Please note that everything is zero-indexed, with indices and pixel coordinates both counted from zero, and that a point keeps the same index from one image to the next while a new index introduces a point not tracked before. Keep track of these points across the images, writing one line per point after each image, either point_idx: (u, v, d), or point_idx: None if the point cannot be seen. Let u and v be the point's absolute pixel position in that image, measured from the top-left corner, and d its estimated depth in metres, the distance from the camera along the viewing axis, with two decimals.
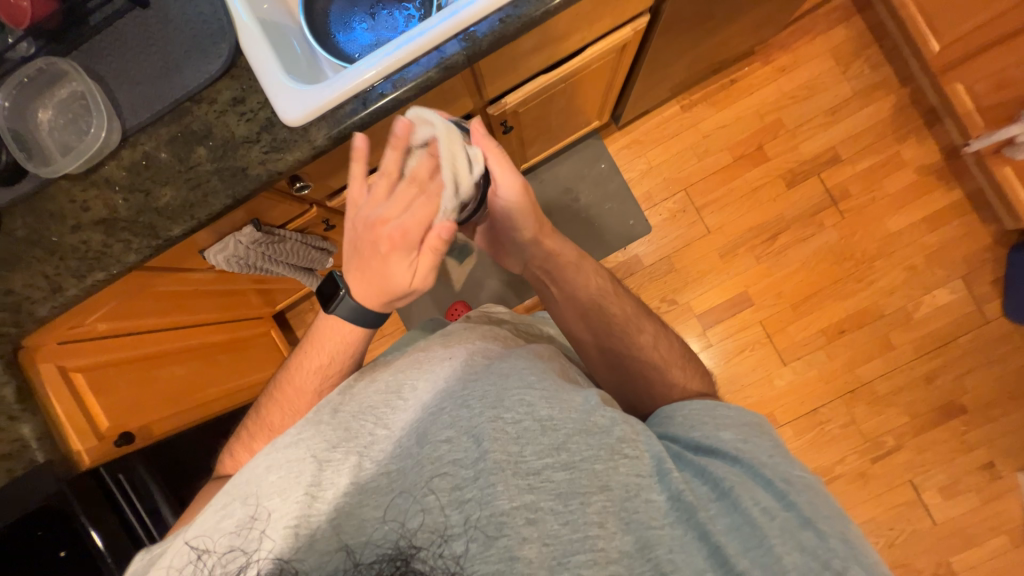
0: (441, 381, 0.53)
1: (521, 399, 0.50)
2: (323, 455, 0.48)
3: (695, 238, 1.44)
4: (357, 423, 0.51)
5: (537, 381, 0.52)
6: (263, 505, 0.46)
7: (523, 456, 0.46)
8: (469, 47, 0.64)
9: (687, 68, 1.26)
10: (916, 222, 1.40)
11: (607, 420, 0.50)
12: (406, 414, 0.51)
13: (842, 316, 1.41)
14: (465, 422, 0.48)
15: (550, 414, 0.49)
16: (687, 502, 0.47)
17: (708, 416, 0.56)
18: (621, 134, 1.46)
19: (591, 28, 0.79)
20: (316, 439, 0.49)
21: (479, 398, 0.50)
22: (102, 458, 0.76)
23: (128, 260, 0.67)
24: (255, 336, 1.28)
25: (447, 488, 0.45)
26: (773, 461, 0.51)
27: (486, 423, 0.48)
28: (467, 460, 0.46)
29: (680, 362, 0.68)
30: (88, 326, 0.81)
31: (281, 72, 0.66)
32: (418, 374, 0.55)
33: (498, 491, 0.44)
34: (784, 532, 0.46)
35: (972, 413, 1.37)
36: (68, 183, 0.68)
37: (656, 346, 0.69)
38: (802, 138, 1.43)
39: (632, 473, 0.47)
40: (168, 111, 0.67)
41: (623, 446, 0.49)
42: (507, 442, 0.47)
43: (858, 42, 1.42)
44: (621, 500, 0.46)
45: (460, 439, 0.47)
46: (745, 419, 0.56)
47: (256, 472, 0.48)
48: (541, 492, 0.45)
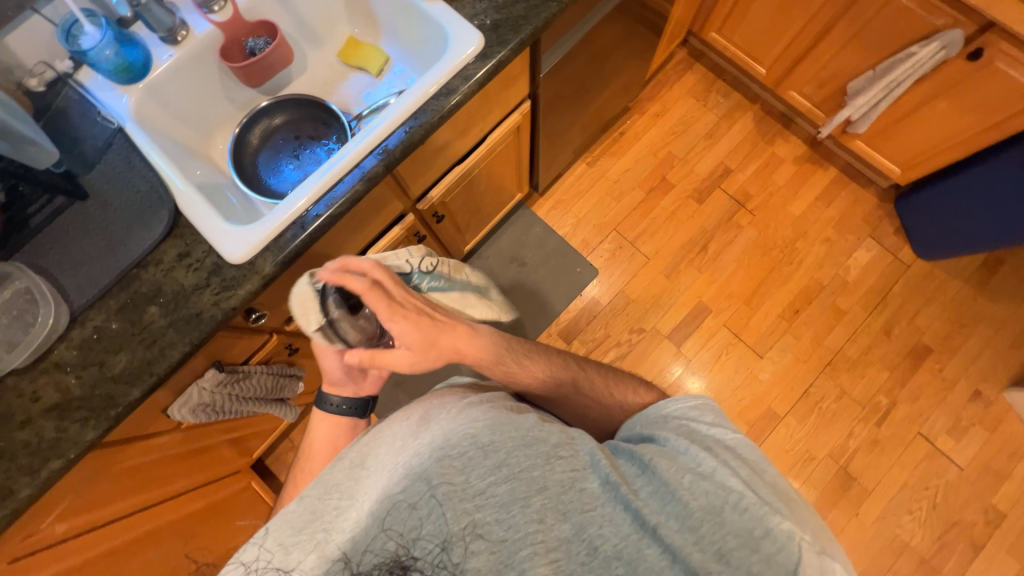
0: (391, 437, 0.53)
1: (462, 431, 0.51)
2: (288, 541, 0.48)
3: (639, 268, 1.56)
4: (318, 498, 0.51)
5: (472, 408, 0.53)
6: None
7: (468, 482, 0.48)
8: (386, 158, 0.74)
9: (580, 132, 1.47)
10: (814, 202, 1.60)
11: (546, 431, 0.52)
12: (363, 479, 0.51)
13: (791, 298, 1.51)
14: (415, 467, 0.49)
15: (491, 438, 0.50)
16: (614, 481, 0.48)
17: (659, 419, 0.59)
18: (545, 199, 1.62)
19: (486, 119, 0.93)
20: (282, 528, 0.49)
21: (424, 442, 0.51)
22: None
23: (86, 438, 0.65)
24: (238, 492, 1.19)
25: (401, 532, 0.46)
26: (708, 435, 0.55)
27: (433, 462, 0.49)
28: (418, 502, 0.47)
29: (621, 380, 0.69)
30: (47, 530, 0.73)
31: (221, 220, 0.72)
32: (382, 443, 0.53)
33: (447, 518, 0.46)
34: (695, 485, 0.49)
35: (938, 349, 1.45)
36: (16, 378, 0.67)
37: (603, 385, 0.68)
38: (694, 162, 1.65)
39: (569, 469, 0.49)
40: (116, 283, 0.70)
41: (560, 448, 0.50)
42: (453, 473, 0.48)
43: (706, 81, 1.73)
44: (557, 495, 0.47)
45: (411, 484, 0.48)
46: (684, 407, 0.59)
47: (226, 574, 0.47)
48: (487, 508, 0.46)
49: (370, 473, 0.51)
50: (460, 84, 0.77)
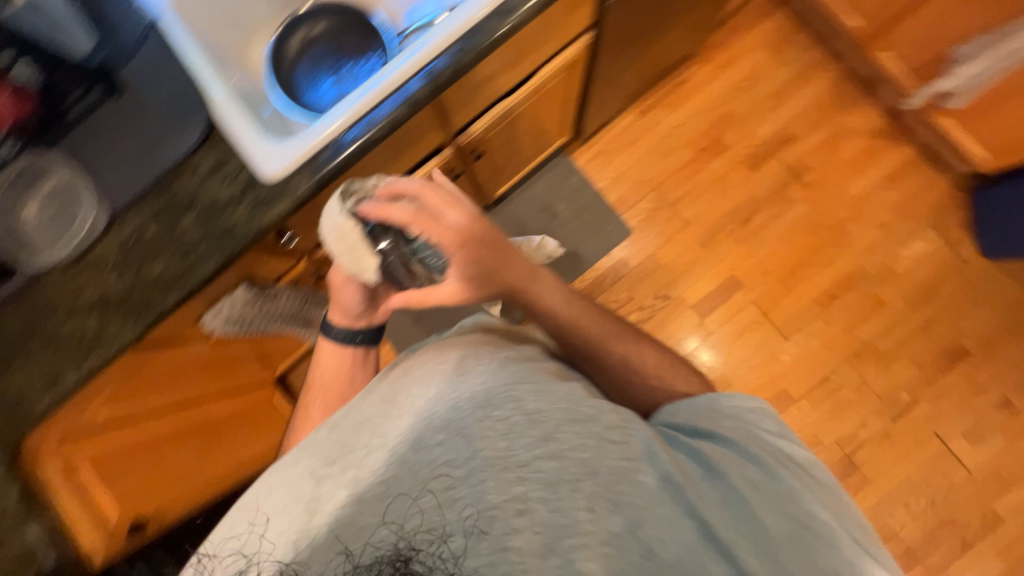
0: (428, 384, 0.52)
1: (508, 395, 0.50)
2: (321, 471, 0.50)
3: (675, 232, 1.49)
4: (352, 432, 0.51)
5: (520, 374, 0.52)
6: (271, 519, 0.48)
7: (511, 451, 0.47)
8: (431, 81, 0.69)
9: (635, 77, 1.35)
10: (878, 182, 1.47)
11: (594, 408, 0.50)
12: (396, 422, 0.50)
13: (830, 283, 1.44)
14: (454, 423, 0.49)
15: (538, 407, 0.49)
16: (676, 482, 0.47)
17: (714, 412, 0.57)
18: (586, 148, 1.53)
19: (541, 50, 0.85)
20: (315, 456, 0.51)
21: (468, 399, 0.50)
22: (112, 551, 0.77)
23: (125, 336, 0.67)
24: (262, 402, 1.26)
25: (438, 490, 0.46)
26: (775, 445, 0.54)
27: (475, 422, 0.48)
28: (458, 460, 0.47)
29: (666, 362, 0.67)
30: (92, 413, 0.79)
31: (257, 132, 0.68)
32: (415, 387, 0.52)
33: (489, 486, 0.46)
34: (767, 498, 0.49)
35: (976, 353, 1.39)
36: (59, 271, 0.68)
37: (639, 353, 0.66)
38: (754, 124, 1.51)
39: (623, 458, 0.48)
40: (153, 187, 0.70)
41: (612, 432, 0.49)
42: (496, 439, 0.48)
43: (784, 31, 1.54)
44: (610, 485, 0.46)
45: (451, 440, 0.48)
46: (746, 408, 0.57)
47: (259, 490, 0.50)
48: (531, 484, 0.46)
49: (406, 419, 0.50)
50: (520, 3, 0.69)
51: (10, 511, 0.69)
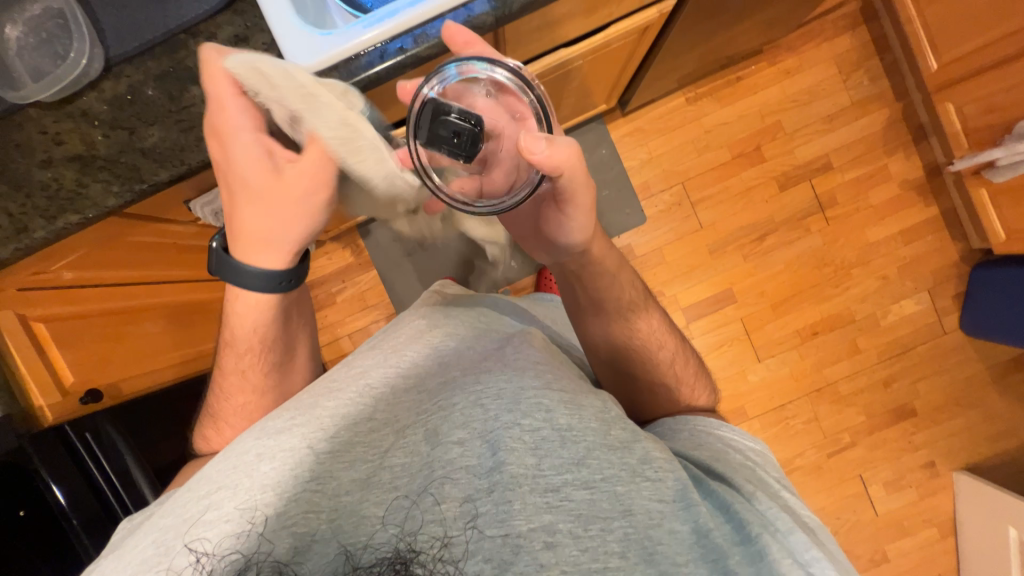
0: (439, 359, 0.51)
1: (539, 403, 0.43)
2: (322, 448, 0.42)
3: (687, 232, 1.46)
4: (354, 407, 0.45)
5: (554, 382, 0.46)
6: (256, 499, 0.38)
7: (542, 471, 0.41)
8: (499, 7, 0.61)
9: (698, 60, 1.25)
10: (893, 234, 1.46)
11: (627, 435, 0.46)
12: (407, 397, 0.47)
13: (816, 319, 1.47)
14: (479, 422, 0.42)
15: (570, 423, 0.44)
16: (714, 542, 0.42)
17: (716, 440, 0.57)
18: (625, 121, 1.45)
19: (619, 4, 0.77)
20: (313, 427, 0.43)
21: (494, 396, 0.44)
22: (66, 414, 0.74)
23: (108, 204, 0.62)
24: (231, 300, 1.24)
25: (456, 498, 0.38)
26: (779, 493, 0.52)
27: (503, 427, 0.42)
28: (479, 468, 0.40)
29: (682, 357, 0.68)
30: (55, 273, 0.74)
31: (292, 12, 0.60)
32: (415, 351, 0.52)
33: (515, 509, 0.38)
34: (785, 550, 0.44)
35: (921, 416, 1.47)
36: (38, 112, 0.61)
37: (648, 325, 0.67)
38: (798, 143, 1.46)
39: (654, 499, 0.43)
40: (161, 44, 0.61)
41: (646, 468, 0.44)
42: (525, 452, 0.41)
43: (860, 53, 1.45)
44: (643, 528, 0.41)
45: (473, 442, 0.41)
46: (746, 446, 0.57)
47: (244, 460, 0.41)
48: (561, 513, 0.40)
49: (423, 407, 0.45)
50: None
51: None
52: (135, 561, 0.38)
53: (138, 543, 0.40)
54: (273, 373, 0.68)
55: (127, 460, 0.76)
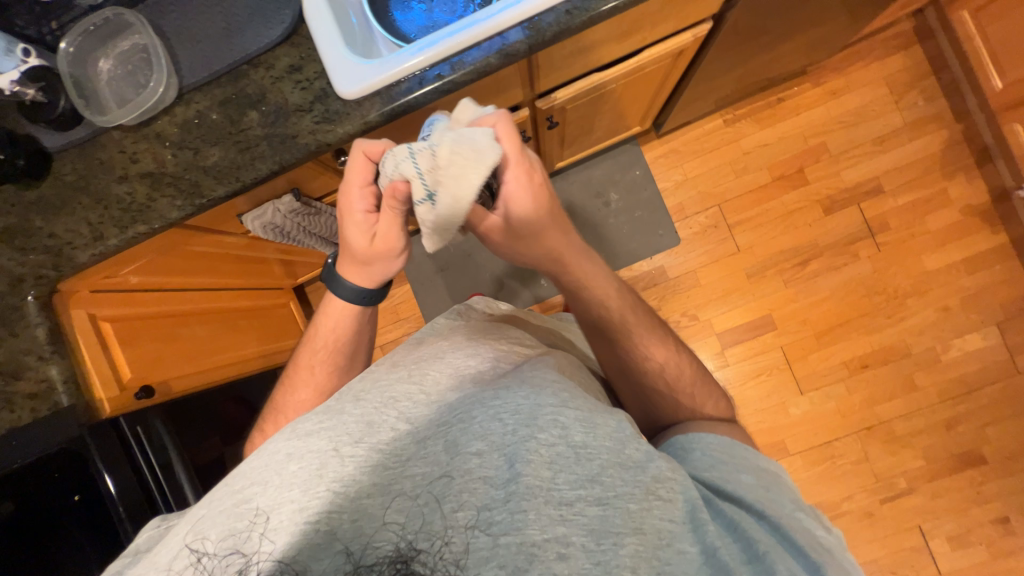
0: (462, 371, 0.49)
1: (556, 420, 0.43)
2: (345, 450, 0.41)
3: (723, 255, 1.42)
4: (377, 415, 0.44)
5: (573, 400, 0.45)
6: (282, 497, 0.39)
7: (556, 486, 0.40)
8: (533, 36, 0.63)
9: (736, 81, 1.24)
10: (955, 263, 1.36)
11: (643, 455, 0.43)
12: (428, 411, 0.45)
13: (865, 351, 1.37)
14: (498, 436, 0.42)
15: (585, 441, 0.42)
16: (721, 560, 0.41)
17: (729, 455, 0.51)
18: (659, 143, 1.44)
19: (653, 30, 0.78)
20: (337, 430, 0.43)
21: (512, 412, 0.43)
22: (122, 408, 0.78)
23: (171, 216, 0.68)
24: (272, 308, 1.31)
25: (475, 506, 0.38)
26: (794, 514, 0.47)
27: (523, 443, 0.41)
28: (497, 479, 0.40)
29: (686, 366, 0.64)
30: (123, 277, 0.83)
31: (342, 44, 0.65)
32: (440, 365, 0.50)
33: (529, 519, 0.38)
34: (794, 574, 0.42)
35: (992, 464, 1.32)
36: (120, 134, 0.69)
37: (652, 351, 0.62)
38: (845, 165, 1.40)
39: (666, 519, 0.41)
40: (226, 73, 0.68)
41: (658, 486, 0.42)
42: (542, 465, 0.40)
43: (914, 72, 1.39)
44: (653, 547, 0.40)
45: (492, 455, 0.41)
46: (761, 465, 0.51)
47: (270, 460, 0.41)
48: (573, 526, 0.39)
49: (443, 417, 0.44)
50: None
51: (37, 345, 0.72)
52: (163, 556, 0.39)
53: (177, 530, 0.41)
54: (335, 375, 0.65)
55: (171, 457, 0.80)
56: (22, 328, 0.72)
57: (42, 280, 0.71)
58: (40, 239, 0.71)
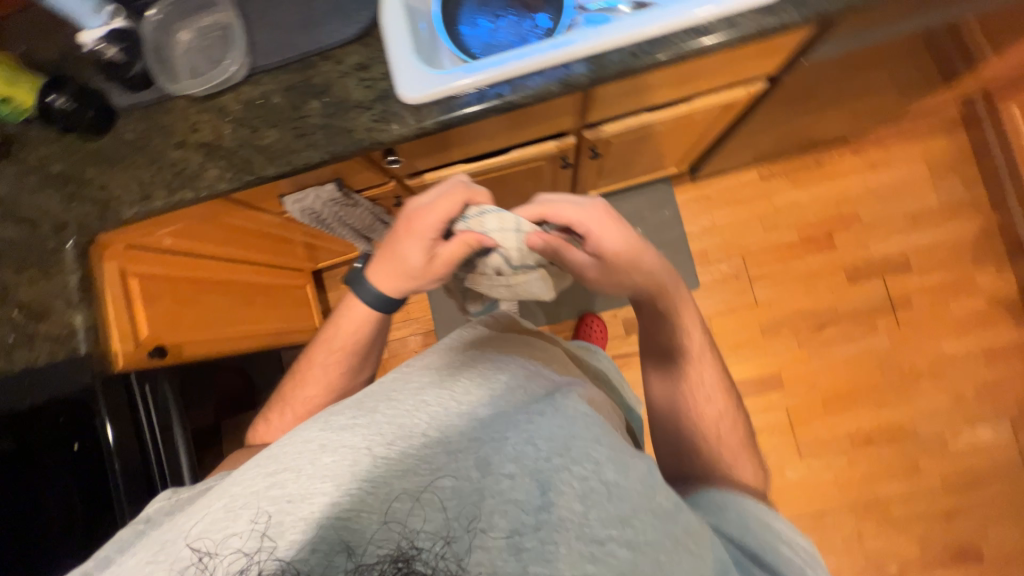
0: (496, 389, 0.49)
1: (588, 454, 0.42)
2: (377, 449, 0.41)
3: (741, 306, 1.41)
4: (411, 419, 0.44)
5: (604, 436, 0.44)
6: (311, 487, 0.39)
7: (588, 523, 0.38)
8: (595, 71, 0.65)
9: (777, 139, 1.25)
10: (975, 351, 1.34)
11: (672, 503, 0.43)
12: (462, 423, 0.45)
13: (872, 426, 1.34)
14: (530, 460, 0.41)
15: (617, 480, 0.41)
16: None
17: (759, 518, 0.50)
18: (693, 187, 1.46)
19: (709, 81, 0.79)
20: (372, 430, 0.43)
21: (546, 439, 0.42)
22: (135, 364, 0.79)
23: (218, 187, 0.70)
24: (289, 288, 1.32)
25: (504, 529, 0.37)
26: None
27: (555, 470, 0.40)
28: (527, 505, 0.38)
29: (737, 428, 0.64)
30: (157, 238, 0.85)
31: (410, 52, 0.68)
32: (476, 382, 0.50)
33: (559, 554, 0.37)
34: None
35: (989, 563, 1.28)
36: (186, 103, 0.72)
37: (710, 398, 0.64)
38: (874, 237, 1.39)
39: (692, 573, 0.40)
40: (296, 61, 0.70)
41: (688, 539, 0.42)
42: (573, 498, 0.39)
43: (955, 157, 1.39)
44: None
45: (524, 478, 0.40)
46: (796, 542, 0.49)
47: (305, 449, 0.42)
48: (602, 567, 0.37)
49: (476, 433, 0.43)
50: (722, 30, 0.64)
51: (68, 290, 0.74)
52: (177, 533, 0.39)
53: (206, 503, 0.40)
54: (349, 375, 0.65)
55: (171, 416, 0.81)
56: (57, 272, 0.74)
57: (84, 228, 0.73)
58: (92, 190, 0.73)
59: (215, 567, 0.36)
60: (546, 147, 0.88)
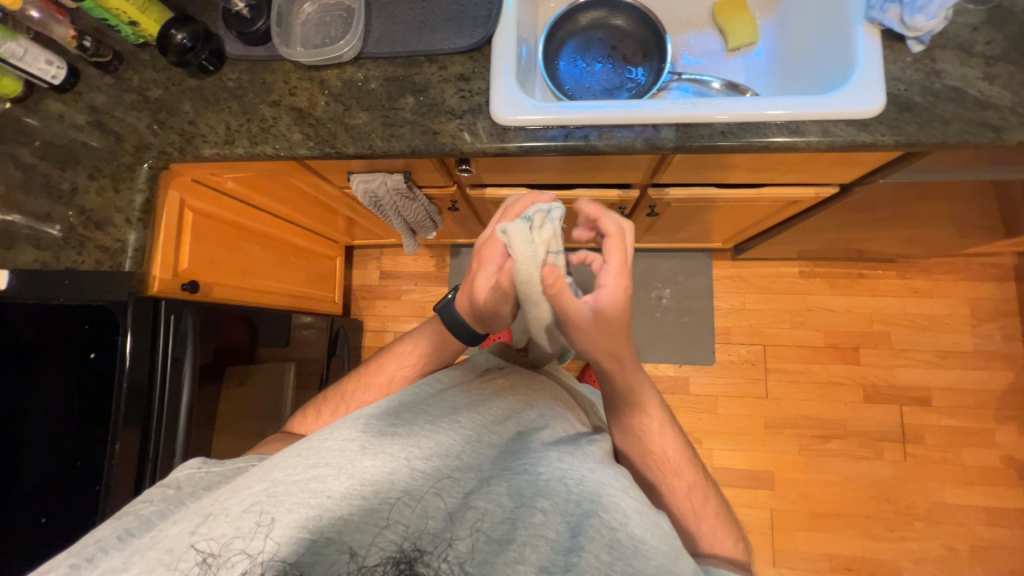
0: (529, 424, 0.50)
1: (616, 504, 0.42)
2: (414, 459, 0.43)
3: (750, 394, 1.39)
4: (447, 437, 0.45)
5: (632, 487, 0.44)
6: (351, 488, 0.40)
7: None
8: (682, 138, 0.67)
9: (827, 242, 1.25)
10: (979, 507, 1.29)
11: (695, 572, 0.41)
12: (496, 452, 0.46)
13: (855, 553, 1.29)
14: (563, 502, 0.42)
15: (642, 536, 0.41)
16: None
17: None
18: (731, 265, 1.46)
19: (783, 174, 0.81)
20: (411, 441, 0.44)
21: (577, 484, 0.43)
22: (167, 291, 0.81)
23: (299, 151, 0.73)
24: (322, 257, 1.35)
25: (534, 565, 0.39)
26: None
27: (585, 516, 0.41)
28: (558, 546, 0.40)
29: (707, 495, 0.59)
30: (222, 179, 0.88)
31: (512, 77, 0.71)
32: (510, 412, 0.51)
33: None
34: None
35: None
36: (292, 68, 0.76)
37: (676, 466, 0.60)
38: (900, 363, 1.37)
39: None
40: (404, 56, 0.74)
41: None
42: (601, 548, 0.39)
43: (1000, 306, 1.37)
44: None
45: (555, 519, 0.41)
46: None
47: (341, 447, 0.42)
48: None
49: (510, 465, 0.45)
50: (813, 133, 0.66)
51: (130, 208, 0.77)
52: (199, 516, 0.39)
53: (243, 483, 0.41)
54: None
55: (185, 353, 0.78)
56: (126, 188, 0.77)
57: (162, 155, 0.77)
58: (181, 123, 0.77)
59: (217, 569, 0.36)
60: (608, 194, 0.90)
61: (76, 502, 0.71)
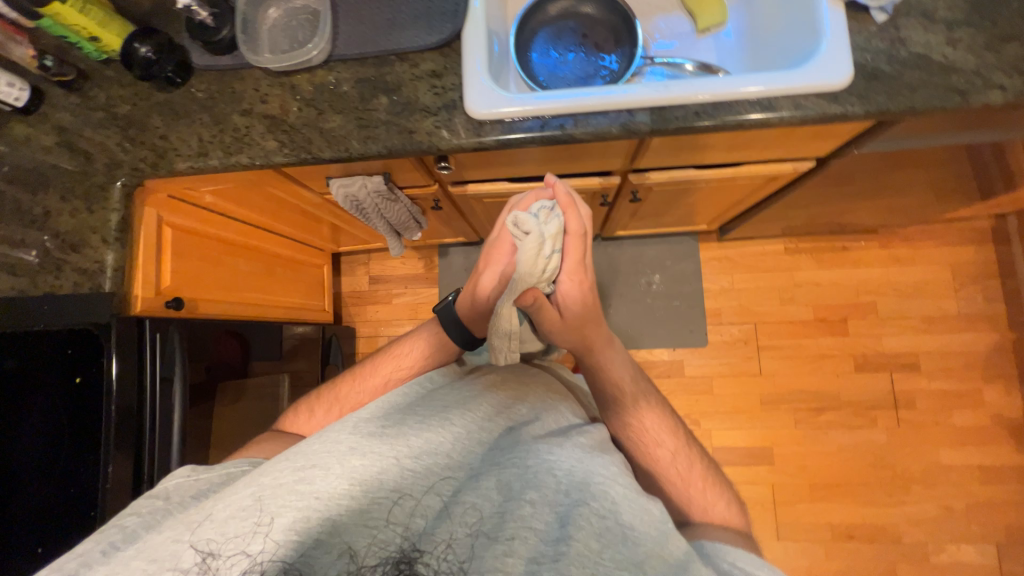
0: (518, 416, 0.51)
1: (604, 493, 0.44)
2: (403, 457, 0.43)
3: (744, 373, 1.41)
4: (437, 434, 0.45)
5: (621, 475, 0.45)
6: (341, 489, 0.40)
7: (600, 563, 0.40)
8: (657, 122, 0.68)
9: (809, 218, 1.27)
10: (971, 466, 1.32)
11: (682, 554, 0.43)
12: (485, 447, 0.47)
13: (856, 521, 1.32)
14: (552, 493, 0.43)
15: (629, 522, 0.43)
16: None
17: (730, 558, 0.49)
18: (717, 246, 1.47)
19: (760, 152, 0.82)
20: (400, 439, 0.44)
21: (566, 475, 0.44)
22: (150, 309, 0.80)
23: (274, 158, 0.72)
24: (308, 265, 1.34)
25: (523, 556, 0.39)
26: None
27: (574, 506, 0.42)
28: (547, 536, 0.41)
29: (694, 460, 0.61)
30: (200, 193, 0.87)
31: (484, 70, 0.70)
32: (498, 404, 0.51)
33: None
34: None
35: None
36: (261, 75, 0.75)
37: (662, 440, 0.60)
38: (888, 331, 1.40)
39: None
40: (374, 57, 0.73)
41: None
42: (590, 536, 0.41)
43: (980, 269, 1.40)
44: None
45: (544, 510, 0.42)
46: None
47: (330, 448, 0.42)
48: None
49: (500, 459, 0.45)
50: (785, 108, 0.67)
51: (106, 227, 0.76)
52: (191, 521, 0.39)
53: (232, 489, 0.40)
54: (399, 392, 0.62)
55: (174, 371, 0.77)
56: (100, 207, 0.76)
57: (134, 172, 0.75)
58: (151, 137, 0.75)
59: (216, 569, 0.36)
60: (589, 182, 0.90)
61: (72, 530, 0.70)
